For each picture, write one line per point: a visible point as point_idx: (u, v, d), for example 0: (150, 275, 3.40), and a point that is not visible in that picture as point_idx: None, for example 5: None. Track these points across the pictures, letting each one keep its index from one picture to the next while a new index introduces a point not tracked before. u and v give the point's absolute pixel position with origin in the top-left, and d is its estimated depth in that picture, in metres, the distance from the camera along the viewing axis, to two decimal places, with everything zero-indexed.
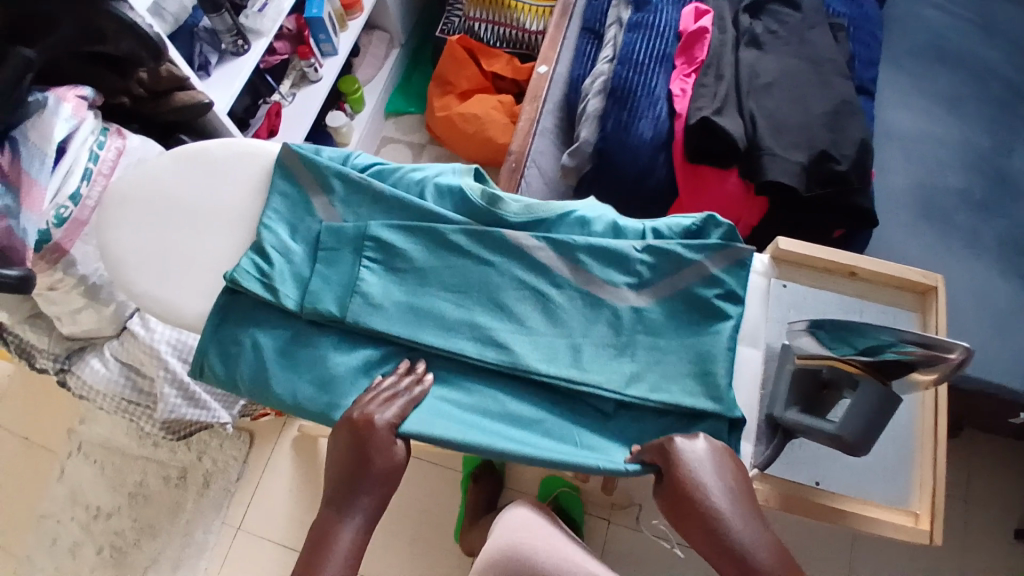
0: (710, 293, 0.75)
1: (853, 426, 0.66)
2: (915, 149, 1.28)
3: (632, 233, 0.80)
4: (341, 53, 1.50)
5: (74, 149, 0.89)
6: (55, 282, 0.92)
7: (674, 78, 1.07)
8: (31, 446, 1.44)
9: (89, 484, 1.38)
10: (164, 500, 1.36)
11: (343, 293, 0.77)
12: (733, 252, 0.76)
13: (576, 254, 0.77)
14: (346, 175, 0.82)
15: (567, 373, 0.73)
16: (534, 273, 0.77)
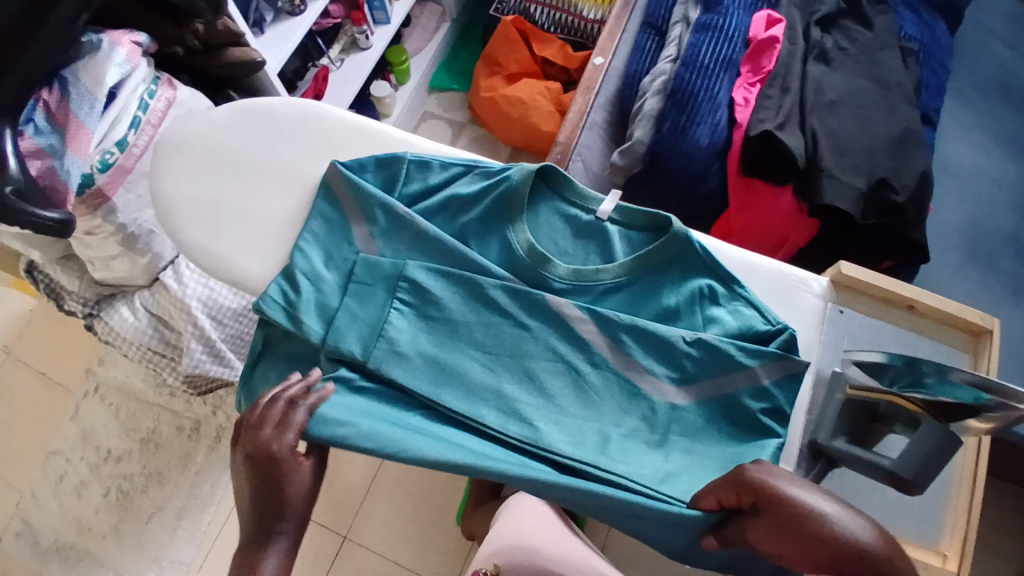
0: (755, 405, 0.64)
1: (912, 463, 0.58)
2: (971, 186, 1.24)
3: (688, 318, 0.68)
4: (393, 22, 1.48)
5: (124, 96, 0.89)
6: (94, 227, 0.93)
7: (738, 85, 1.03)
8: (48, 383, 1.46)
9: (102, 426, 1.40)
10: (176, 450, 1.38)
11: (368, 334, 0.67)
12: (792, 361, 0.63)
13: (617, 334, 0.66)
14: (393, 207, 0.71)
15: (590, 462, 0.61)
16: (572, 347, 0.66)
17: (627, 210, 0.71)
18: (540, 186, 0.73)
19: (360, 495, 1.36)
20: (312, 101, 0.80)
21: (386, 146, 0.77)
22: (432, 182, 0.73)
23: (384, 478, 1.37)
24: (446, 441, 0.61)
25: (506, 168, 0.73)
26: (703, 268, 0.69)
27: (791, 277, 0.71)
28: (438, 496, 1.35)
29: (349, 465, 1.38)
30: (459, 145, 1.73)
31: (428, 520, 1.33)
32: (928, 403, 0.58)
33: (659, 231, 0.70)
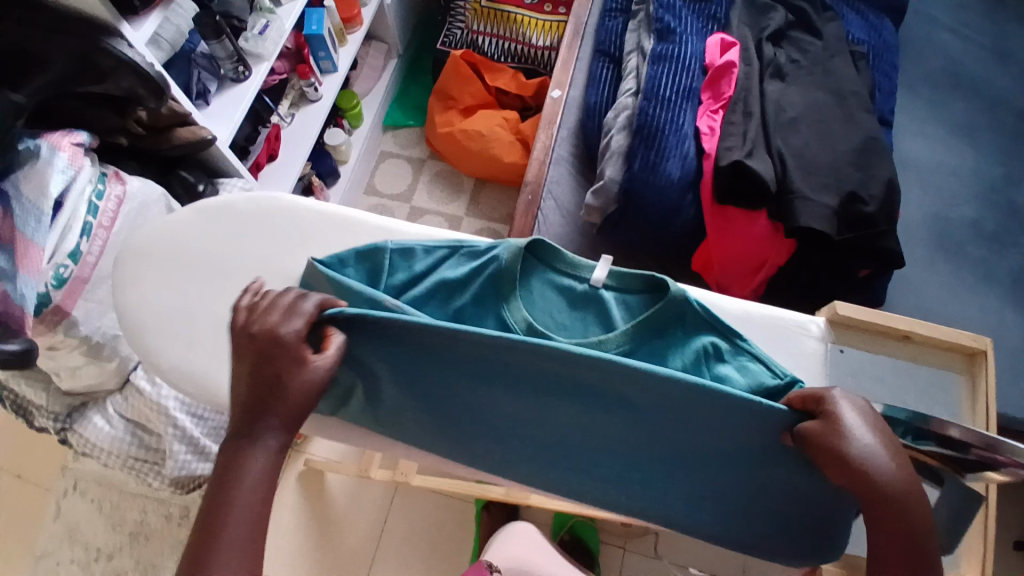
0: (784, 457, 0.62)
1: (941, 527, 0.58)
2: (930, 178, 1.28)
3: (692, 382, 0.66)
4: (341, 70, 1.44)
5: (73, 203, 0.84)
6: (56, 343, 0.88)
7: (702, 114, 1.04)
8: (23, 484, 1.36)
9: (87, 523, 1.34)
10: (167, 539, 1.32)
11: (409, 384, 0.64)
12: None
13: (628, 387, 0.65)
14: (380, 300, 0.67)
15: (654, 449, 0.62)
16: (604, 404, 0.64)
17: (621, 274, 0.71)
18: (529, 260, 0.72)
19: (368, 555, 1.32)
20: (281, 194, 0.77)
21: (363, 236, 0.75)
22: (417, 267, 0.72)
23: (390, 535, 1.34)
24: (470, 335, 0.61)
25: (494, 247, 0.72)
26: (706, 326, 0.69)
27: (789, 322, 0.71)
28: (447, 543, 1.34)
29: (353, 526, 1.34)
30: (421, 182, 1.69)
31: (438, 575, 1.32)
32: (949, 461, 0.59)
33: (652, 290, 0.70)
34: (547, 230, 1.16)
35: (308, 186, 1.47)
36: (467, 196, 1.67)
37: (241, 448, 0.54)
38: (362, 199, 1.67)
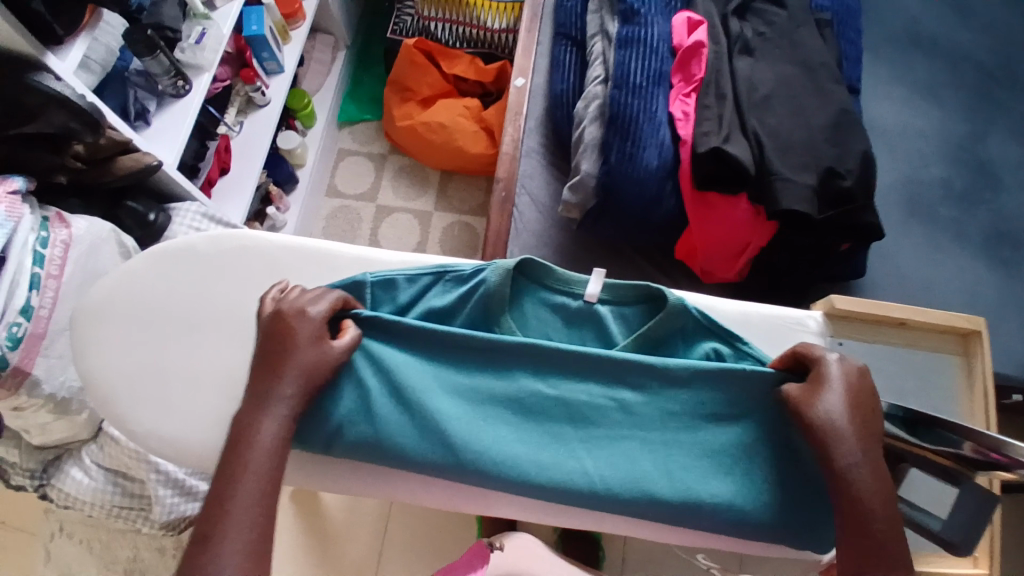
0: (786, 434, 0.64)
1: (957, 527, 0.64)
2: (898, 141, 1.29)
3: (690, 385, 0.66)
4: (287, 70, 1.36)
5: (17, 256, 0.79)
6: (21, 403, 0.83)
7: (674, 99, 1.01)
8: (5, 533, 1.28)
9: (79, 565, 1.25)
10: (163, 573, 1.24)
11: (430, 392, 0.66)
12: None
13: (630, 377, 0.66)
14: (389, 322, 0.67)
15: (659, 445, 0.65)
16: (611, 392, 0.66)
17: (614, 286, 0.69)
18: (519, 279, 0.69)
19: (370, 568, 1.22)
20: (242, 232, 0.72)
21: (339, 268, 0.71)
22: (402, 297, 0.70)
23: (392, 543, 1.24)
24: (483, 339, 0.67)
25: (480, 269, 0.69)
26: (706, 332, 0.68)
27: (787, 319, 0.72)
28: (453, 543, 1.25)
29: (353, 540, 1.24)
30: (385, 179, 1.61)
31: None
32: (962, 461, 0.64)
33: (647, 299, 0.69)
34: (525, 227, 1.12)
35: (267, 195, 1.40)
36: (433, 190, 1.60)
37: (260, 408, 0.57)
38: (325, 202, 1.59)
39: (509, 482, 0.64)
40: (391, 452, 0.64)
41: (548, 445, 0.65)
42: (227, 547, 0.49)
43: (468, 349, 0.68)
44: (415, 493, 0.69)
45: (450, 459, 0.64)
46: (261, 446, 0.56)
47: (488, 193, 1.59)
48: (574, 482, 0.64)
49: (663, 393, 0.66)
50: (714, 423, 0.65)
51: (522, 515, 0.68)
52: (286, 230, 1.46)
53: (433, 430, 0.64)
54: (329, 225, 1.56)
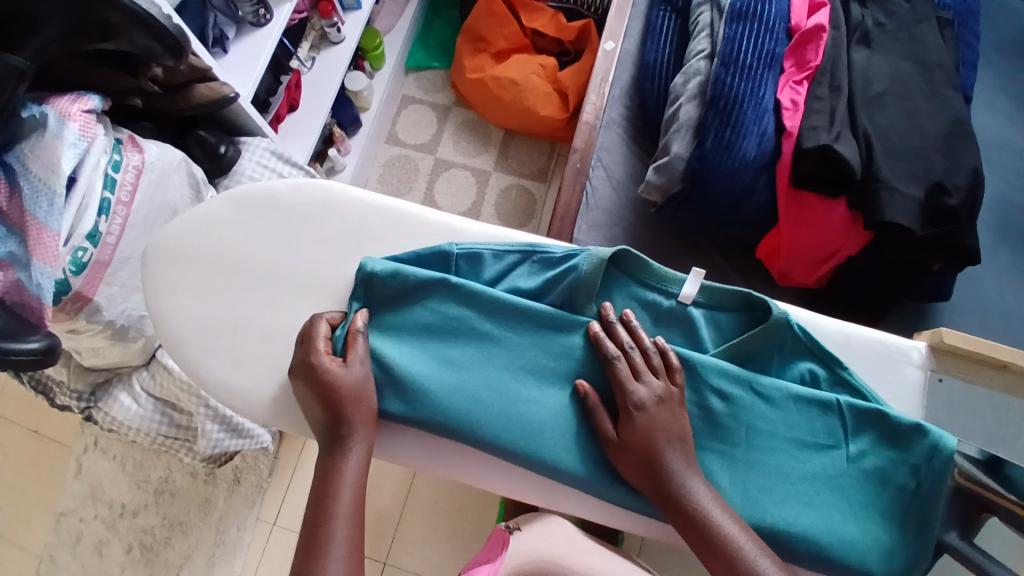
0: (867, 464, 0.66)
1: None
2: (1002, 158, 1.14)
3: (778, 399, 0.67)
4: (363, 8, 1.31)
5: (87, 178, 0.76)
6: (78, 327, 0.82)
7: (783, 85, 0.95)
8: (41, 441, 1.29)
9: (110, 480, 1.25)
10: (193, 497, 1.24)
11: (510, 372, 0.66)
12: (892, 423, 0.66)
13: (717, 382, 0.67)
14: (478, 295, 0.67)
15: (741, 459, 0.65)
16: (695, 396, 0.66)
17: (712, 290, 0.69)
18: (611, 270, 0.70)
19: (394, 517, 1.20)
20: (328, 184, 0.70)
21: (427, 234, 0.71)
22: (490, 272, 0.70)
23: (419, 496, 1.21)
24: (565, 324, 0.67)
25: (570, 255, 0.69)
26: (804, 351, 0.69)
27: (892, 347, 0.72)
28: (481, 504, 1.21)
29: (379, 487, 1.22)
30: (446, 132, 1.55)
31: (466, 539, 1.19)
32: None
33: (741, 306, 0.69)
34: (596, 203, 1.06)
35: (329, 135, 1.38)
36: (495, 149, 1.54)
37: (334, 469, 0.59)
38: (384, 149, 1.55)
39: (578, 480, 0.64)
40: (468, 433, 0.64)
41: None
42: (338, 531, 0.56)
43: (554, 336, 0.67)
44: (478, 477, 0.68)
45: (525, 444, 0.64)
46: (342, 506, 0.57)
47: (550, 158, 1.53)
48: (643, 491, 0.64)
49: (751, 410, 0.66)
50: (801, 446, 0.66)
51: (583, 513, 0.67)
52: (344, 174, 1.43)
53: (511, 415, 0.64)
54: (385, 173, 1.52)
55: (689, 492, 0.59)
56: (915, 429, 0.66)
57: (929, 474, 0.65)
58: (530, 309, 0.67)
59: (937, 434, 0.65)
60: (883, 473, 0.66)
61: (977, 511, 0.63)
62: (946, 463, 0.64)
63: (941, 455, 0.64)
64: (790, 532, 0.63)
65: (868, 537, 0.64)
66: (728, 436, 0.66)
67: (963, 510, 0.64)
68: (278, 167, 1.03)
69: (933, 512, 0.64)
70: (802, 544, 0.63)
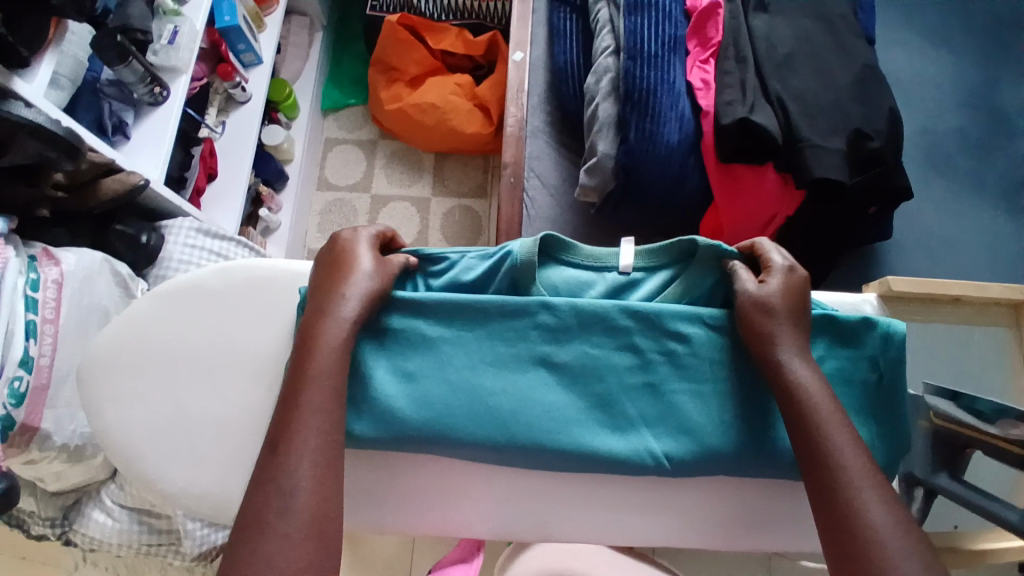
0: (830, 366, 0.66)
1: None
2: (912, 91, 1.18)
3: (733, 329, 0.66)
4: (266, 61, 1.28)
5: (8, 302, 0.72)
6: (33, 457, 0.78)
7: (691, 66, 0.96)
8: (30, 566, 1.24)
9: None
10: None
11: (469, 365, 0.65)
12: (842, 324, 0.66)
13: (675, 325, 0.66)
14: (421, 301, 0.66)
15: (716, 401, 0.64)
16: (657, 347, 0.66)
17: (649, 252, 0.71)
18: (542, 257, 0.71)
19: (404, 567, 1.18)
20: (255, 262, 0.67)
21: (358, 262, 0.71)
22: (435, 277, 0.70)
23: (424, 543, 1.19)
24: (512, 307, 0.66)
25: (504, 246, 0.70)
26: None
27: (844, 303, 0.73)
28: None
29: (383, 539, 1.19)
30: (378, 166, 1.53)
31: None
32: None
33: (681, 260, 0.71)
34: (538, 213, 1.06)
35: (256, 196, 1.34)
36: (430, 173, 1.52)
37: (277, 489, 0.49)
38: (318, 196, 1.52)
39: (560, 454, 0.63)
40: (443, 436, 0.63)
41: (597, 407, 0.65)
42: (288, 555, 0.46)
43: (504, 321, 0.66)
44: (474, 526, 0.66)
45: (502, 433, 0.63)
46: (289, 523, 0.47)
47: (486, 172, 1.52)
48: (623, 451, 0.63)
49: (713, 345, 0.66)
50: None
51: (583, 537, 0.66)
52: (281, 231, 1.40)
53: (479, 407, 0.63)
54: (323, 220, 1.49)
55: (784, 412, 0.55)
56: (864, 323, 0.66)
57: (889, 362, 0.66)
58: (475, 301, 0.66)
59: (886, 324, 0.66)
60: (849, 374, 0.66)
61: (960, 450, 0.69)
62: (901, 347, 0.66)
63: (894, 341, 0.66)
64: (777, 468, 0.63)
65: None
66: (697, 379, 0.65)
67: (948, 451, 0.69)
68: (205, 243, 1.00)
69: (898, 397, 0.66)
70: (789, 461, 0.63)
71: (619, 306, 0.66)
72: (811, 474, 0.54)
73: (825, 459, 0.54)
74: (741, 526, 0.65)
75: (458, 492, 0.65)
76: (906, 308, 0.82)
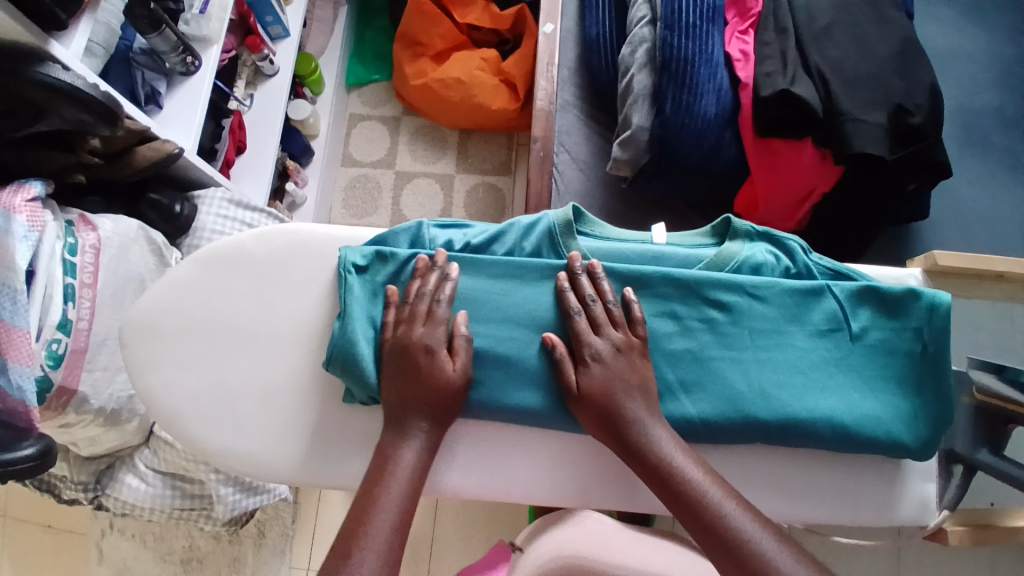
0: (871, 336, 0.65)
1: None
2: (949, 67, 1.15)
3: (775, 296, 0.65)
4: (292, 33, 1.27)
5: (45, 269, 0.73)
6: (69, 421, 0.79)
7: (730, 38, 0.95)
8: (57, 535, 1.24)
9: (133, 559, 1.21)
10: (222, 558, 1.21)
11: (509, 327, 0.64)
12: (887, 294, 0.65)
13: (714, 292, 0.65)
14: (460, 263, 0.65)
15: (755, 368, 0.64)
16: (697, 313, 0.65)
17: (682, 236, 0.71)
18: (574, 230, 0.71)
19: (427, 538, 1.19)
20: (294, 225, 0.67)
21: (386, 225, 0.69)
22: (472, 241, 0.68)
23: (445, 513, 1.20)
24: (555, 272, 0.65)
25: (540, 215, 0.70)
26: (785, 247, 0.70)
27: (887, 275, 0.71)
28: (507, 505, 1.20)
29: None
30: (401, 142, 1.52)
31: (502, 549, 1.18)
32: None
33: (720, 235, 0.71)
34: (567, 187, 1.04)
35: (283, 170, 1.34)
36: (453, 150, 1.51)
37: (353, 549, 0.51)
38: (342, 173, 1.52)
39: None
40: (480, 397, 0.62)
41: None
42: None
43: (543, 285, 0.64)
44: (512, 492, 0.64)
45: (541, 397, 0.62)
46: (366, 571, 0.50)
47: (510, 150, 1.51)
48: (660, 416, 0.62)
49: (754, 314, 0.65)
50: (808, 334, 0.65)
51: (622, 506, 0.65)
52: (306, 206, 1.40)
53: (517, 369, 0.63)
54: (347, 196, 1.49)
55: (653, 442, 0.57)
56: (911, 294, 0.65)
57: (933, 333, 0.65)
58: (517, 264, 0.65)
59: (930, 294, 0.65)
60: (893, 345, 0.65)
61: (1002, 425, 0.70)
62: (945, 317, 0.65)
63: (939, 312, 0.65)
64: (818, 438, 0.62)
65: (888, 410, 0.63)
66: (737, 346, 0.64)
67: (989, 426, 0.70)
68: (238, 215, 1.00)
69: (944, 368, 0.65)
70: (828, 427, 0.62)
71: (662, 273, 0.65)
72: (695, 525, 0.54)
73: (707, 510, 0.53)
74: (783, 497, 0.64)
75: (501, 458, 0.64)
76: (950, 284, 0.81)
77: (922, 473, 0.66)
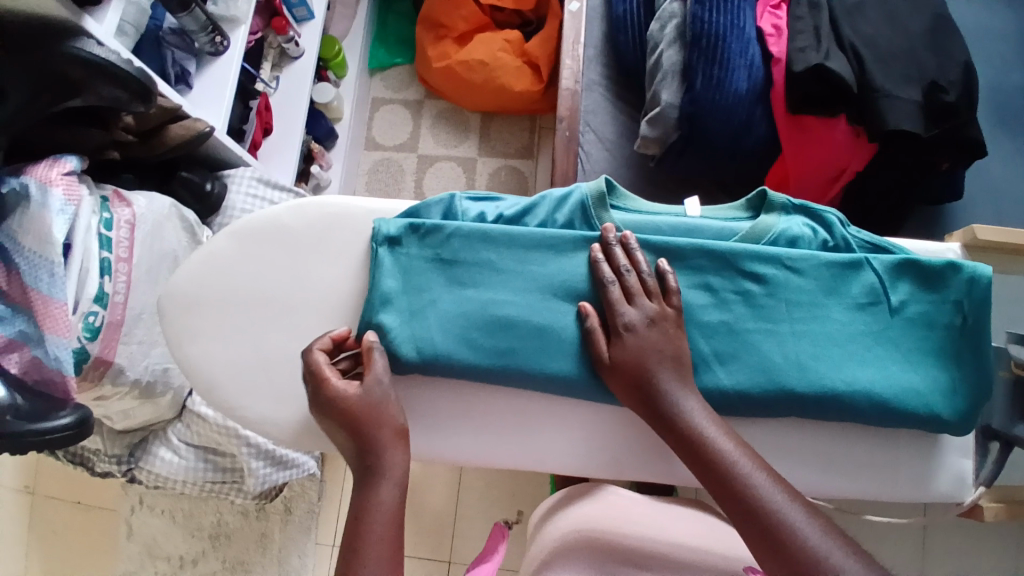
0: (911, 308, 0.64)
1: None
2: (984, 45, 1.11)
3: (812, 269, 0.64)
4: (317, 16, 1.28)
5: (82, 241, 0.74)
6: (104, 393, 0.81)
7: (762, 12, 0.93)
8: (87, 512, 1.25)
9: (163, 535, 1.23)
10: (249, 534, 1.23)
11: (542, 298, 0.64)
12: (926, 267, 0.64)
13: (750, 264, 0.64)
14: (493, 235, 0.65)
15: (792, 340, 0.63)
16: (731, 285, 0.64)
17: (714, 209, 0.71)
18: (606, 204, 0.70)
19: (451, 517, 1.19)
20: (329, 198, 0.67)
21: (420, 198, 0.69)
22: (505, 214, 0.69)
23: (470, 491, 1.21)
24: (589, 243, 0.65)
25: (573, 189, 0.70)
26: (821, 219, 0.69)
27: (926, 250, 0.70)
28: (529, 485, 1.20)
29: (429, 488, 1.21)
30: (424, 126, 1.52)
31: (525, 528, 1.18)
32: None
33: (755, 208, 0.70)
34: (593, 167, 1.04)
35: (308, 153, 1.35)
36: (476, 133, 1.51)
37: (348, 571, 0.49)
38: (365, 156, 1.52)
39: None
40: (515, 369, 0.62)
41: None
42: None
43: (577, 256, 0.64)
44: (544, 462, 0.64)
45: (575, 368, 0.62)
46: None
47: (532, 132, 1.50)
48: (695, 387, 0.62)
49: (790, 286, 0.64)
50: (845, 306, 0.64)
51: (654, 478, 0.65)
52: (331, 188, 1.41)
53: (550, 340, 0.63)
54: (370, 179, 1.50)
55: (683, 411, 0.57)
56: (951, 266, 0.64)
57: (973, 306, 0.64)
58: (550, 236, 0.65)
59: (971, 266, 0.64)
60: (932, 318, 0.64)
61: None
62: (985, 289, 0.64)
63: (979, 284, 0.64)
64: (854, 412, 0.61)
65: (927, 383, 0.62)
66: (773, 319, 0.63)
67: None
68: (266, 194, 1.02)
69: (984, 341, 0.64)
70: (865, 400, 0.61)
71: (696, 246, 0.64)
72: (723, 497, 0.53)
73: (735, 482, 0.52)
74: (815, 470, 0.63)
75: (533, 429, 0.65)
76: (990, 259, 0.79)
77: (959, 450, 0.65)
